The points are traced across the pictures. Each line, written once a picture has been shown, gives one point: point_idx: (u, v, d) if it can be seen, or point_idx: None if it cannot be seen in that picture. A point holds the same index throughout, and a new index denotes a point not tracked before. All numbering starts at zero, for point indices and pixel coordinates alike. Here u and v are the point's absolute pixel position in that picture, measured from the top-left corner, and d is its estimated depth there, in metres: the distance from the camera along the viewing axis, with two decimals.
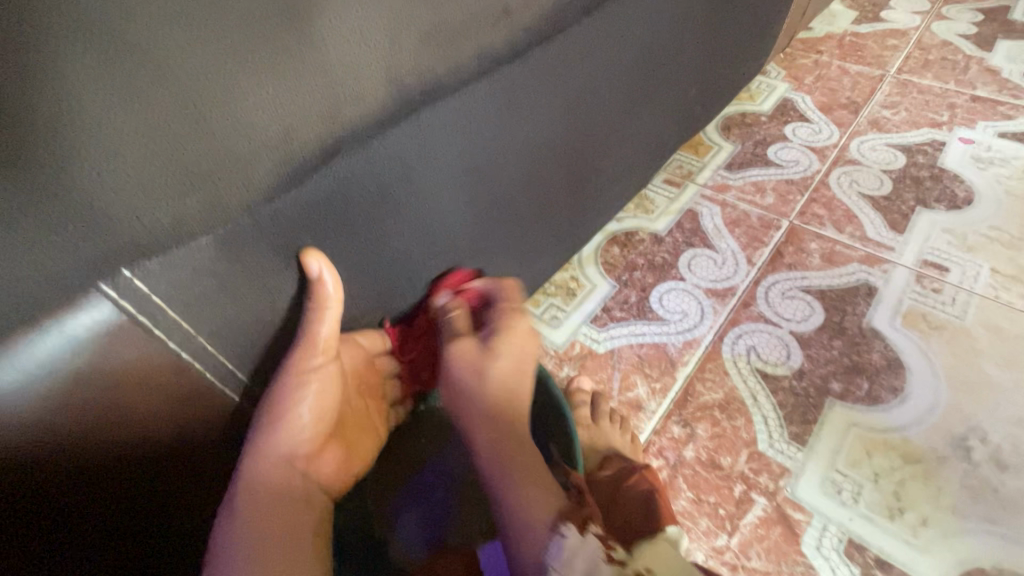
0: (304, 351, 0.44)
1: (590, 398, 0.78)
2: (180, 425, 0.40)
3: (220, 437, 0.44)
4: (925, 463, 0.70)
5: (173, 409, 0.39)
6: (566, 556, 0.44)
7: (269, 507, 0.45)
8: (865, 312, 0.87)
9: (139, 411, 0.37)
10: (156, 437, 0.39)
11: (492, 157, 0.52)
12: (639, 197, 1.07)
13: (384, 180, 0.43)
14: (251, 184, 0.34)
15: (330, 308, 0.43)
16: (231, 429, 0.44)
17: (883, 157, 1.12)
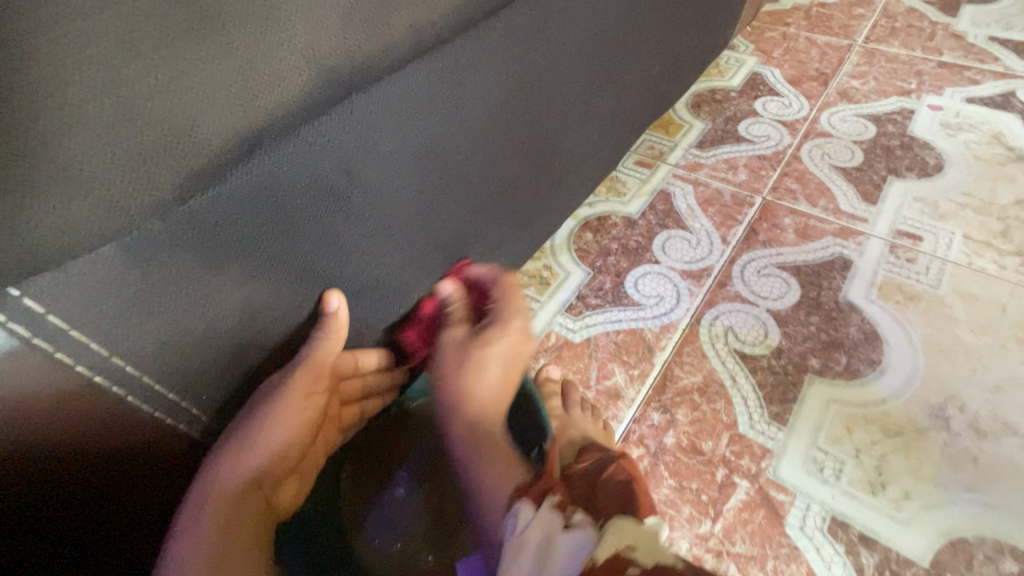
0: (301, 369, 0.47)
1: (561, 388, 0.76)
2: (108, 451, 0.38)
3: (158, 459, 0.41)
4: (905, 435, 0.70)
5: (98, 435, 0.36)
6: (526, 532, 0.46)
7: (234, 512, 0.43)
8: (841, 285, 0.86)
9: (57, 438, 0.34)
10: (81, 465, 0.36)
11: (443, 145, 0.49)
12: (610, 180, 1.04)
13: (321, 176, 0.39)
14: (154, 183, 0.31)
15: (333, 338, 0.47)
16: (170, 450, 0.41)
17: (853, 128, 1.11)
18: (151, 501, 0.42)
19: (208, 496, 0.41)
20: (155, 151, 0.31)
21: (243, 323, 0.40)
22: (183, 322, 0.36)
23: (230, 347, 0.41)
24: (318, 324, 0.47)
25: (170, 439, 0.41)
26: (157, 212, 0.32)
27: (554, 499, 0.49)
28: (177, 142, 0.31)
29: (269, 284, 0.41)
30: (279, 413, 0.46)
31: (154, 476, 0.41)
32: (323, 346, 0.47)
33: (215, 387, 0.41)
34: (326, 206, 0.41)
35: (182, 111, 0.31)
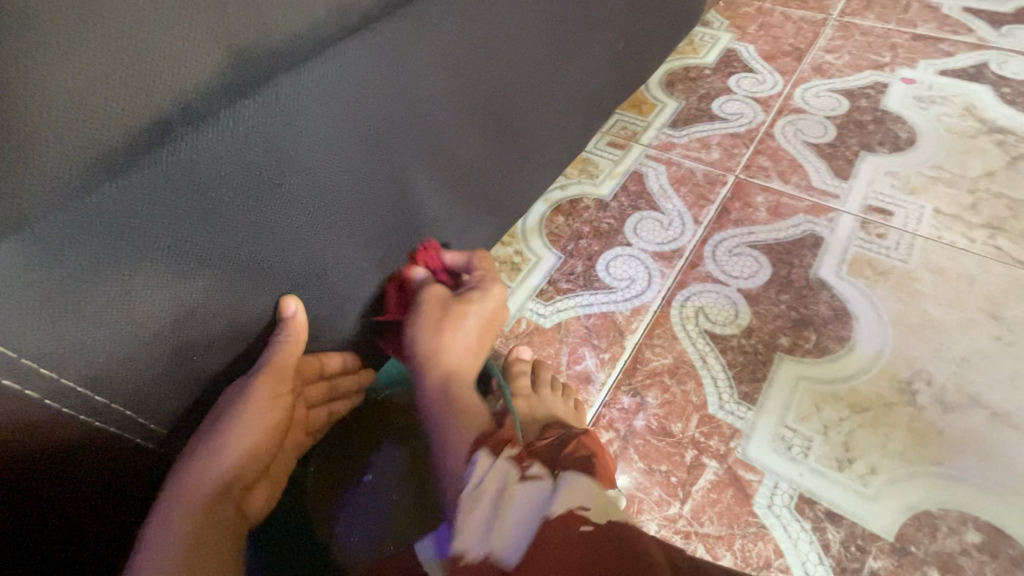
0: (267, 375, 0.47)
1: (530, 368, 0.75)
2: (44, 457, 0.36)
3: (97, 461, 0.39)
4: (873, 411, 0.70)
5: (35, 441, 0.35)
6: (477, 480, 0.45)
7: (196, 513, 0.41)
8: (812, 263, 0.85)
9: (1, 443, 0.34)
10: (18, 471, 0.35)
11: (385, 129, 0.48)
12: (582, 162, 1.02)
13: (248, 161, 0.38)
14: (52, 175, 0.29)
15: (294, 342, 0.47)
16: (107, 453, 0.40)
17: (826, 103, 1.10)
18: (103, 500, 0.42)
19: (180, 500, 0.41)
20: (42, 138, 0.29)
21: (175, 323, 0.39)
22: (103, 320, 0.35)
23: (163, 346, 0.39)
24: (276, 329, 0.47)
25: (108, 440, 0.39)
26: (56, 205, 0.30)
27: (513, 451, 0.47)
28: (64, 126, 0.29)
29: (201, 282, 0.39)
30: (243, 420, 0.45)
31: (98, 482, 0.40)
32: (286, 349, 0.47)
33: (151, 387, 0.40)
34: (257, 196, 0.39)
35: (71, 95, 0.29)
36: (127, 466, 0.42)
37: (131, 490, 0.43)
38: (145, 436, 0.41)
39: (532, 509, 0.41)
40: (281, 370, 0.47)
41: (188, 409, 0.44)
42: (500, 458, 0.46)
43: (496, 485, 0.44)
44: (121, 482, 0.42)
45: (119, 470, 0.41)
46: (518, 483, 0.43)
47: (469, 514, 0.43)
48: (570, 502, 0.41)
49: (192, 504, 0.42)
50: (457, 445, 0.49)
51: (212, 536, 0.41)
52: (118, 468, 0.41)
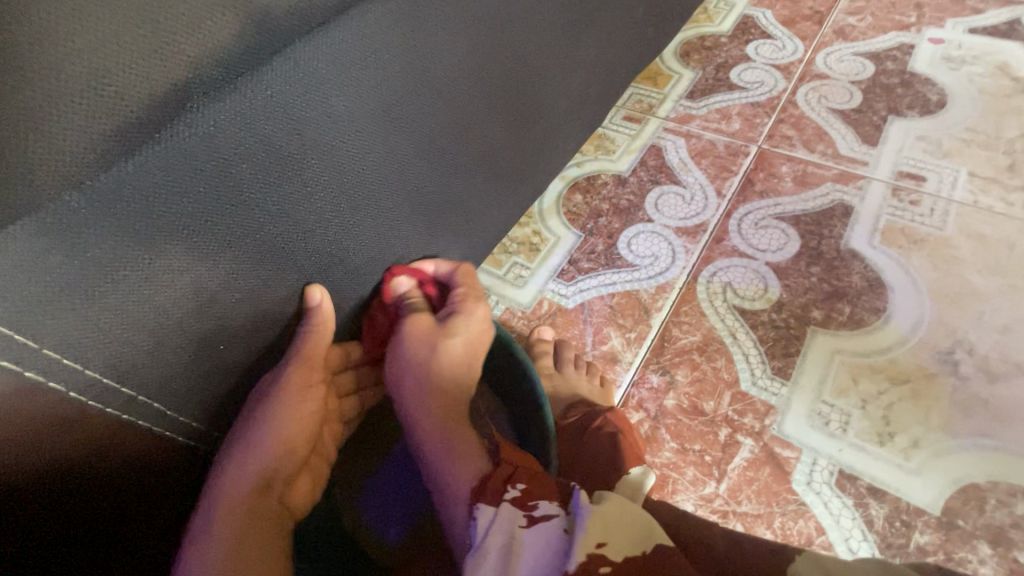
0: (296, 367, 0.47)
1: (554, 347, 0.74)
2: (91, 447, 0.36)
3: (134, 453, 0.39)
4: (912, 383, 0.68)
5: (92, 433, 0.36)
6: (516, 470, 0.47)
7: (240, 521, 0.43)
8: (843, 233, 0.82)
9: (73, 432, 0.35)
10: (67, 460, 0.35)
11: (405, 100, 0.45)
12: (598, 138, 0.99)
13: (265, 134, 0.35)
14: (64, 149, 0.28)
15: (316, 332, 0.46)
16: (144, 445, 0.39)
17: (850, 67, 1.06)
18: (141, 494, 0.41)
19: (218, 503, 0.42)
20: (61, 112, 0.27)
21: (199, 309, 0.37)
22: (129, 309, 0.33)
23: (187, 333, 0.37)
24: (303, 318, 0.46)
25: (141, 434, 0.38)
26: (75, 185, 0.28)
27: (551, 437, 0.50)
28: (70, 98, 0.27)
29: (223, 264, 0.37)
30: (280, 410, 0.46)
31: (132, 479, 0.40)
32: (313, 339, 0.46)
33: (179, 376, 0.38)
34: (275, 171, 0.37)
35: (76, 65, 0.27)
36: (161, 461, 0.41)
37: (167, 487, 0.42)
38: (178, 427, 0.40)
39: (542, 557, 0.39)
40: (311, 360, 0.47)
41: (219, 399, 0.42)
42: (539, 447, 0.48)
43: (500, 539, 0.40)
44: (160, 473, 0.41)
45: (154, 466, 0.40)
46: (524, 528, 0.40)
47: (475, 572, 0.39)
48: (592, 540, 0.39)
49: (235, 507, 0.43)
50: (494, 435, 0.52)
51: (260, 534, 0.43)
52: (153, 463, 0.40)
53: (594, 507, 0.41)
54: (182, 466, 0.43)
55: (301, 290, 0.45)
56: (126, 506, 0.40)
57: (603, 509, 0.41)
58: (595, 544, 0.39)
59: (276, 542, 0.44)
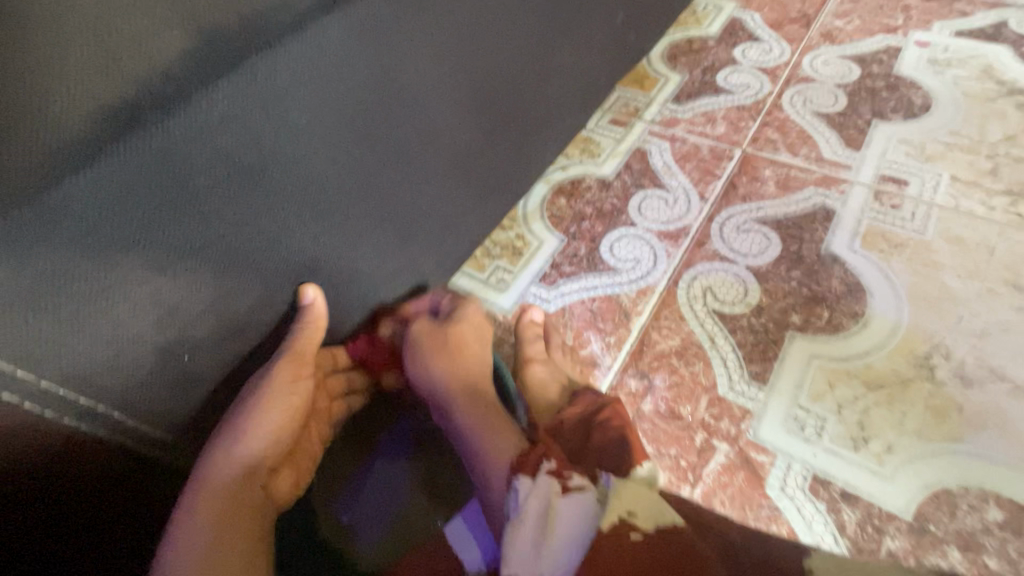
0: (287, 363, 0.48)
1: (540, 330, 0.73)
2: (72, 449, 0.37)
3: (109, 458, 0.39)
4: (888, 388, 0.68)
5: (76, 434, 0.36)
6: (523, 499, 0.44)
7: (222, 502, 0.42)
8: (824, 238, 0.82)
9: (60, 435, 0.36)
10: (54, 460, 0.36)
11: (368, 109, 0.46)
12: (583, 142, 0.99)
13: (227, 148, 0.36)
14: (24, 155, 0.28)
15: (309, 328, 0.48)
16: (120, 449, 0.39)
17: (837, 71, 1.06)
18: (114, 497, 0.41)
19: (203, 486, 0.42)
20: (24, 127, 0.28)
21: (162, 319, 0.38)
22: (86, 322, 0.34)
23: (150, 344, 0.38)
24: (298, 316, 0.48)
25: (113, 442, 0.39)
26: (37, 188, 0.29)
27: (551, 461, 0.47)
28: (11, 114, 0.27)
29: (184, 275, 0.38)
30: (267, 403, 0.47)
31: (106, 483, 0.40)
32: (305, 334, 0.48)
33: (142, 386, 0.39)
34: (238, 184, 0.38)
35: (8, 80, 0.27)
36: (130, 472, 0.41)
37: (143, 491, 0.43)
38: (151, 433, 0.41)
39: (580, 520, 0.41)
40: (299, 355, 0.49)
41: (188, 408, 0.43)
42: (540, 474, 0.45)
43: (538, 506, 0.43)
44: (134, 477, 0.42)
45: (124, 479, 0.41)
46: (560, 497, 0.43)
47: (514, 533, 0.42)
48: (620, 509, 0.41)
49: (220, 492, 0.42)
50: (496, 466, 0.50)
51: (240, 517, 0.42)
52: (123, 471, 0.41)
53: (620, 484, 0.44)
54: (153, 477, 0.43)
55: (267, 308, 0.45)
56: (102, 513, 0.41)
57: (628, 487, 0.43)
58: (624, 512, 0.41)
59: (255, 527, 0.42)
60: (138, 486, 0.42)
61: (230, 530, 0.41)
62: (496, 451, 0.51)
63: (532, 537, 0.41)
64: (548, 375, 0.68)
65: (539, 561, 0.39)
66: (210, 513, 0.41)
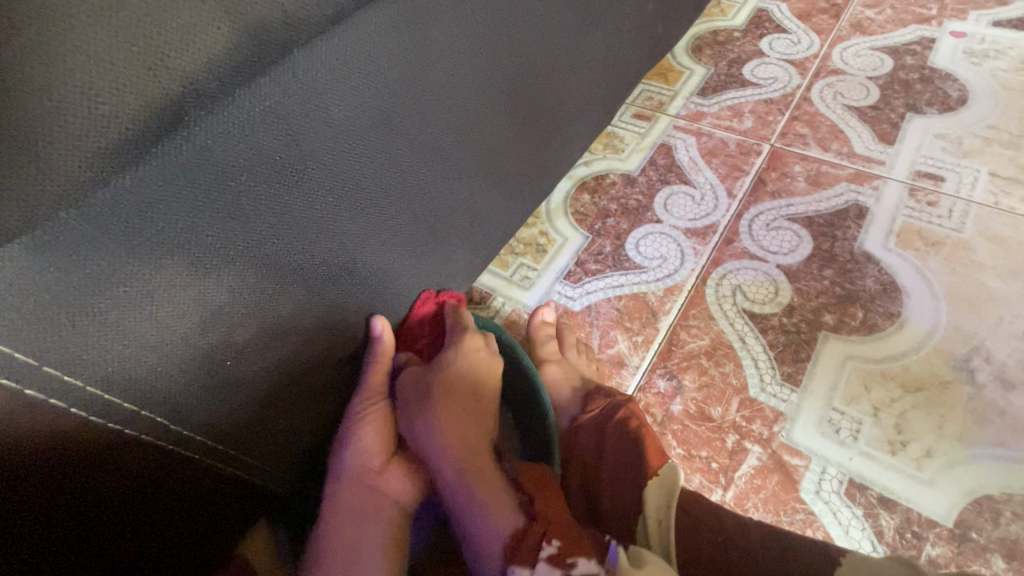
0: (364, 394, 0.54)
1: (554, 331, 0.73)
2: (127, 453, 0.36)
3: (160, 466, 0.38)
4: (926, 390, 0.66)
5: (129, 440, 0.36)
6: None
7: (352, 523, 0.50)
8: (857, 235, 0.80)
9: (111, 439, 0.35)
10: (110, 462, 0.36)
11: (404, 105, 0.45)
12: (606, 137, 0.97)
13: (265, 145, 0.35)
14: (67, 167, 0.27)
15: (383, 360, 0.55)
16: (171, 460, 0.39)
17: (868, 63, 1.03)
18: (167, 503, 0.41)
19: (334, 510, 0.50)
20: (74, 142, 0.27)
21: (206, 322, 0.37)
22: (130, 326, 0.33)
23: (193, 348, 0.37)
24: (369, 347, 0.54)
25: (161, 453, 0.38)
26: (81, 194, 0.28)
27: (551, 544, 0.41)
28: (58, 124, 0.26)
29: (228, 277, 0.37)
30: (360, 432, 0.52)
31: (156, 489, 0.39)
32: (376, 367, 0.55)
33: (186, 392, 0.37)
34: (276, 182, 0.37)
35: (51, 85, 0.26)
36: (175, 479, 0.40)
37: (193, 499, 0.42)
38: (198, 446, 0.40)
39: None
40: (375, 387, 0.54)
41: (234, 414, 0.41)
42: (538, 564, 0.40)
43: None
44: (184, 486, 0.41)
45: (168, 486, 0.40)
46: None
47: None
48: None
49: (343, 515, 0.50)
50: (492, 547, 0.45)
51: (370, 534, 0.49)
52: (174, 480, 0.40)
53: (634, 572, 0.38)
54: (201, 484, 0.42)
55: (308, 310, 0.44)
56: (154, 515, 0.40)
57: (642, 573, 0.38)
58: None
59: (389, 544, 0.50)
60: (187, 493, 0.41)
61: (366, 546, 0.49)
62: (494, 529, 0.45)
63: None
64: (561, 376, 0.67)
65: None
66: (345, 533, 0.49)
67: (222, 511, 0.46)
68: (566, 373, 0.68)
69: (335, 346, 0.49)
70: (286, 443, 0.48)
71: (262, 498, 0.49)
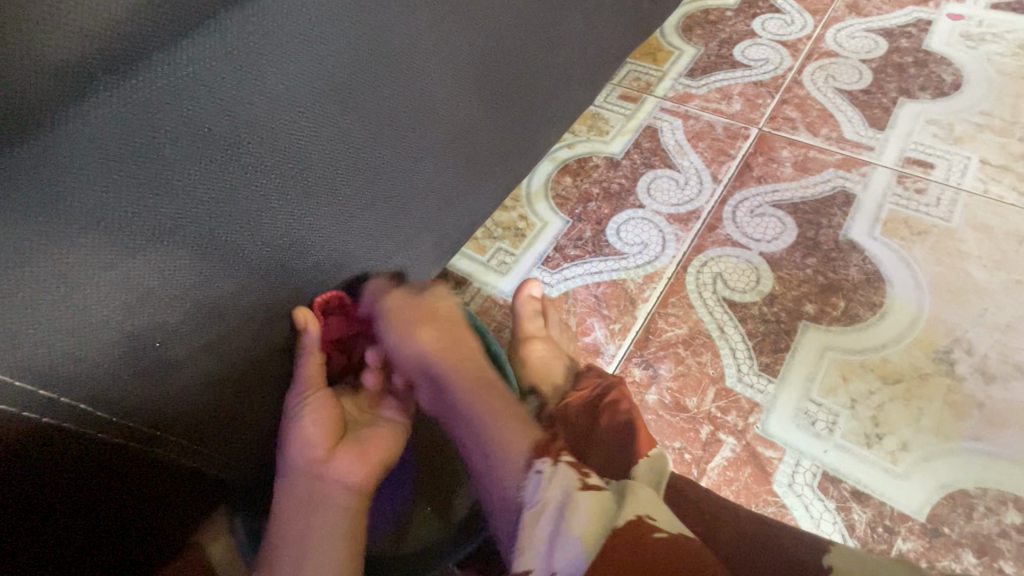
0: (296, 389, 0.50)
1: (540, 307, 0.70)
2: (56, 443, 0.34)
3: (96, 456, 0.37)
4: (906, 383, 0.65)
5: (56, 429, 0.34)
6: (542, 488, 0.43)
7: (301, 512, 0.47)
8: (842, 223, 0.78)
9: (30, 429, 0.33)
10: (37, 454, 0.34)
11: (358, 77, 0.42)
12: (591, 118, 0.94)
13: (192, 116, 0.33)
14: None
15: (315, 350, 0.50)
16: (106, 449, 0.37)
17: (862, 45, 1.00)
18: (106, 493, 0.39)
19: (283, 502, 0.48)
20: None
21: (133, 306, 0.35)
22: (43, 308, 0.31)
23: (117, 334, 0.35)
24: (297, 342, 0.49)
25: (90, 443, 0.36)
26: None
27: (548, 457, 0.45)
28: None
29: (155, 257, 0.35)
30: (299, 424, 0.49)
31: (94, 480, 0.38)
32: (307, 362, 0.50)
33: (111, 377, 0.35)
34: (209, 158, 0.35)
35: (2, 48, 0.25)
36: (108, 469, 0.38)
37: (136, 488, 0.41)
38: (133, 434, 0.38)
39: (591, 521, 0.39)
40: (308, 381, 0.51)
41: (170, 400, 0.39)
42: (558, 465, 0.43)
43: (559, 496, 0.41)
44: (125, 476, 0.39)
45: (99, 476, 0.38)
46: (579, 490, 0.41)
47: (531, 531, 0.41)
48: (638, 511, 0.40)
49: (291, 505, 0.47)
50: (512, 459, 0.46)
51: (321, 521, 0.47)
52: (108, 471, 0.38)
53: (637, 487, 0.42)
54: (139, 474, 0.40)
55: (253, 293, 0.42)
56: (90, 508, 0.39)
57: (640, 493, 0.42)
58: (641, 515, 0.39)
59: (336, 535, 0.46)
60: (130, 482, 0.40)
61: (319, 538, 0.46)
62: (509, 443, 0.48)
63: (552, 530, 0.40)
64: (548, 356, 0.66)
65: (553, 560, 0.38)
66: (291, 525, 0.47)
67: (165, 501, 0.44)
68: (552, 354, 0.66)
69: (280, 330, 0.47)
70: (234, 430, 0.46)
71: (213, 489, 0.47)
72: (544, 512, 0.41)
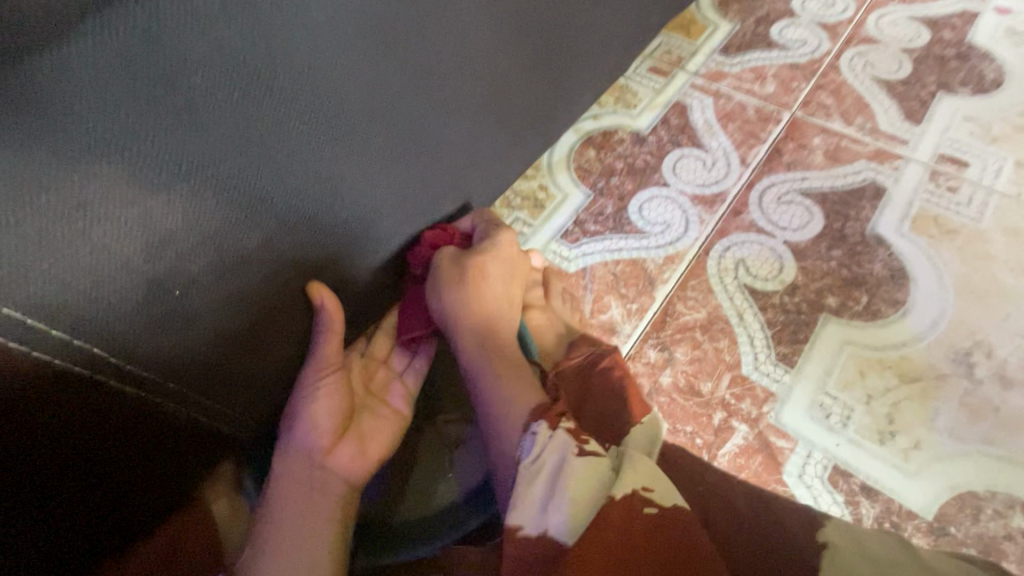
0: (314, 368, 0.49)
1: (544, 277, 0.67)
2: (64, 387, 0.33)
3: (105, 403, 0.35)
4: (923, 382, 0.64)
5: (65, 372, 0.32)
6: (535, 452, 0.41)
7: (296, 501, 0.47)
8: (871, 216, 0.77)
9: (37, 369, 0.31)
10: (44, 397, 0.32)
11: (399, 18, 0.39)
12: (618, 89, 0.91)
13: (222, 39, 0.30)
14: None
15: (337, 332, 0.48)
16: (117, 397, 0.35)
17: (904, 33, 0.96)
18: (115, 445, 0.37)
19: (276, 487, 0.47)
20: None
21: (155, 247, 0.33)
22: (57, 241, 0.29)
23: (135, 275, 0.33)
24: (317, 320, 0.47)
25: (101, 390, 0.34)
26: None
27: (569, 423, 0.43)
28: None
29: (180, 196, 0.32)
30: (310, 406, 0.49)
31: (102, 430, 0.36)
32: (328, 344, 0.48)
33: (126, 321, 0.33)
34: (239, 91, 0.32)
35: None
36: (116, 419, 0.36)
37: (146, 440, 0.39)
38: (147, 383, 0.36)
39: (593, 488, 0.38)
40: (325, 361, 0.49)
41: (187, 349, 0.38)
42: (557, 431, 0.42)
43: (553, 462, 0.40)
44: (134, 427, 0.38)
45: (109, 425, 0.36)
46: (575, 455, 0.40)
47: (525, 487, 0.40)
48: (635, 483, 0.38)
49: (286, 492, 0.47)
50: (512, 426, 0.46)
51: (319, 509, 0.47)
52: (119, 420, 0.37)
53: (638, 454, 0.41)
54: (148, 425, 0.39)
55: (278, 245, 0.40)
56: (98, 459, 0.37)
57: (638, 460, 0.40)
58: (640, 486, 0.38)
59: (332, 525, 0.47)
60: (139, 433, 0.38)
61: (313, 531, 0.46)
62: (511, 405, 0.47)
63: (544, 496, 0.39)
64: (547, 324, 0.63)
65: (546, 516, 0.38)
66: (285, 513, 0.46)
67: (172, 456, 0.42)
68: (551, 321, 0.63)
69: (297, 299, 0.44)
70: (249, 387, 0.44)
71: (224, 446, 0.46)
72: (540, 477, 0.40)
